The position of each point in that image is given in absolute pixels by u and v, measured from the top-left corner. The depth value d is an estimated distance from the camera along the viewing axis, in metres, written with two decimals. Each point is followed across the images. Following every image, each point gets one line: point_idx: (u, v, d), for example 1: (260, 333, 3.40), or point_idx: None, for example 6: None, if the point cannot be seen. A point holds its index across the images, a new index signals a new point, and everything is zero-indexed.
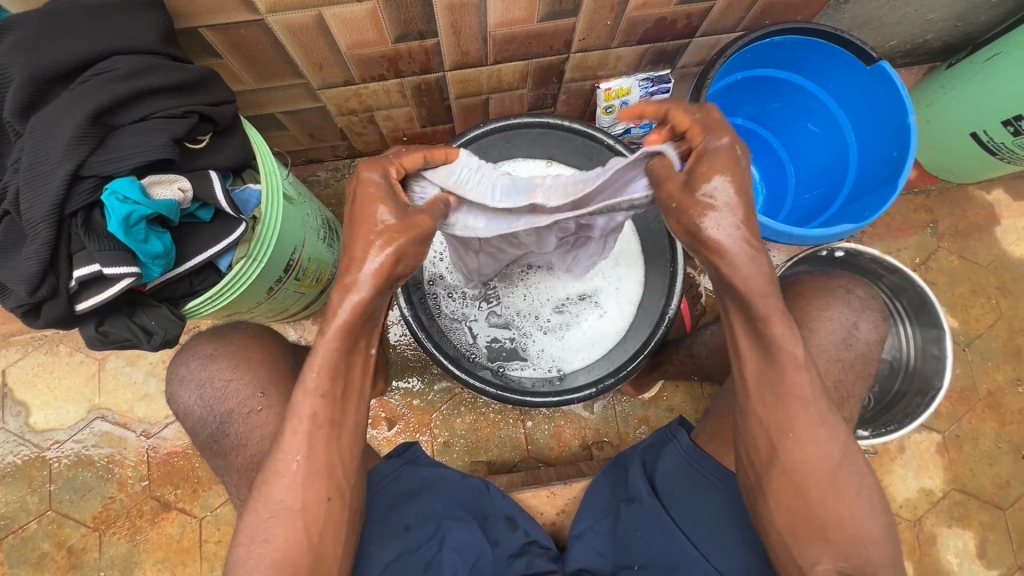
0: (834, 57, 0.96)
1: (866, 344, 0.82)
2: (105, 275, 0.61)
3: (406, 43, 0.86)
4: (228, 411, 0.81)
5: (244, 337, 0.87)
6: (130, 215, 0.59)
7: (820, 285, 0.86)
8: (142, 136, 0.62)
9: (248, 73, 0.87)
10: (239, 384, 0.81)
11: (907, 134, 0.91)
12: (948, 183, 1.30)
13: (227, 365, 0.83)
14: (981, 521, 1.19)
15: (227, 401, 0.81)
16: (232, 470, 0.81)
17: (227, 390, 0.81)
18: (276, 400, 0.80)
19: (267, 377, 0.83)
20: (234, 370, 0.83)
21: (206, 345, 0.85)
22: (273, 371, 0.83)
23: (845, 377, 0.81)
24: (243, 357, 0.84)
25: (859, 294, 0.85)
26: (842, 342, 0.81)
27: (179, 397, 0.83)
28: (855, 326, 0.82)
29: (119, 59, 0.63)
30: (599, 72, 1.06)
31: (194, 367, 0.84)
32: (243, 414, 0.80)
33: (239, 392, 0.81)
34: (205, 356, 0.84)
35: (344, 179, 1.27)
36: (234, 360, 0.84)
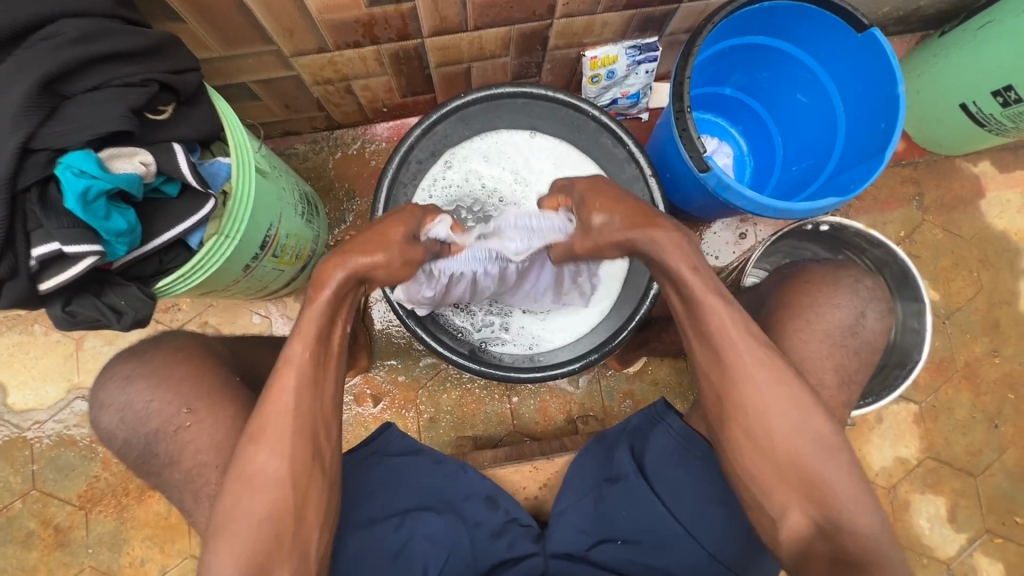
0: (824, 23, 0.92)
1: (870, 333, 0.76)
2: (65, 253, 0.58)
3: (381, 7, 0.82)
4: (154, 432, 0.74)
5: (166, 351, 0.80)
6: (87, 189, 0.56)
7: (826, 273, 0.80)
8: (96, 107, 0.58)
9: (215, 38, 0.83)
10: (159, 405, 0.74)
11: (895, 105, 0.88)
12: (936, 155, 1.30)
13: (145, 385, 0.75)
14: (952, 488, 1.23)
15: (147, 422, 0.74)
16: (170, 487, 0.74)
17: (148, 411, 0.74)
18: (201, 415, 0.73)
19: (193, 391, 0.75)
20: (155, 391, 0.75)
21: (124, 365, 0.78)
22: (199, 384, 0.76)
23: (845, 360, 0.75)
24: (163, 373, 0.76)
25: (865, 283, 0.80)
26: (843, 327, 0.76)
27: (101, 422, 0.76)
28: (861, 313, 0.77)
29: (66, 22, 0.58)
30: (584, 40, 1.03)
31: (112, 390, 0.76)
32: (169, 434, 0.73)
33: (163, 410, 0.74)
34: (123, 377, 0.77)
35: (323, 151, 1.24)
36: (151, 380, 0.76)
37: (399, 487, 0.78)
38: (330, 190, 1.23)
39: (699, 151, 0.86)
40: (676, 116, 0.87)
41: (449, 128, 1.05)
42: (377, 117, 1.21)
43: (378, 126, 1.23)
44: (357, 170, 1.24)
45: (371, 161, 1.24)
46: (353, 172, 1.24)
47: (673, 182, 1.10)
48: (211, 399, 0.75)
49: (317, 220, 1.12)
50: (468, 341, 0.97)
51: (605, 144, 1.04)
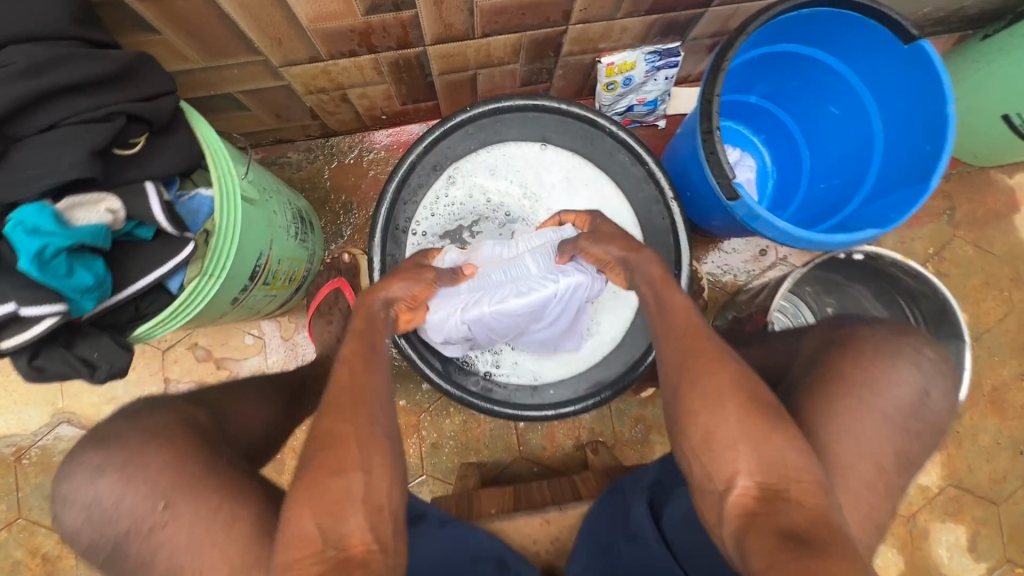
0: (867, 32, 0.83)
1: (936, 415, 0.57)
2: (23, 316, 0.52)
3: (378, 15, 0.73)
4: (126, 532, 0.58)
5: (140, 432, 0.62)
6: (43, 248, 0.49)
7: (881, 333, 0.61)
8: (53, 151, 0.51)
9: (196, 50, 0.75)
10: (133, 500, 0.58)
11: (943, 126, 0.80)
12: (970, 167, 1.22)
13: (117, 478, 0.59)
14: (974, 516, 1.19)
15: (120, 520, 0.58)
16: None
17: (121, 510, 0.58)
18: (188, 512, 0.58)
19: (174, 481, 0.59)
20: (128, 484, 0.59)
21: (92, 455, 0.61)
22: (181, 471, 0.60)
23: (910, 447, 0.57)
24: (138, 462, 0.59)
25: (931, 355, 0.59)
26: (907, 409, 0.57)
27: (64, 520, 0.60)
28: (925, 394, 0.57)
29: (15, 50, 0.50)
30: (601, 45, 0.95)
31: (79, 483, 0.59)
32: (142, 532, 0.58)
33: (135, 509, 0.58)
34: (91, 468, 0.60)
35: (318, 161, 1.16)
36: (124, 472, 0.59)
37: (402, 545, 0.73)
38: (326, 202, 1.15)
39: (729, 177, 0.78)
40: (703, 137, 0.79)
41: (453, 142, 0.97)
42: (375, 124, 1.12)
43: (376, 133, 1.15)
44: (355, 181, 1.16)
45: (369, 172, 1.16)
46: (350, 183, 1.16)
47: (694, 202, 1.03)
48: (207, 490, 0.60)
49: (313, 239, 1.05)
50: (476, 374, 0.96)
51: (621, 160, 0.96)
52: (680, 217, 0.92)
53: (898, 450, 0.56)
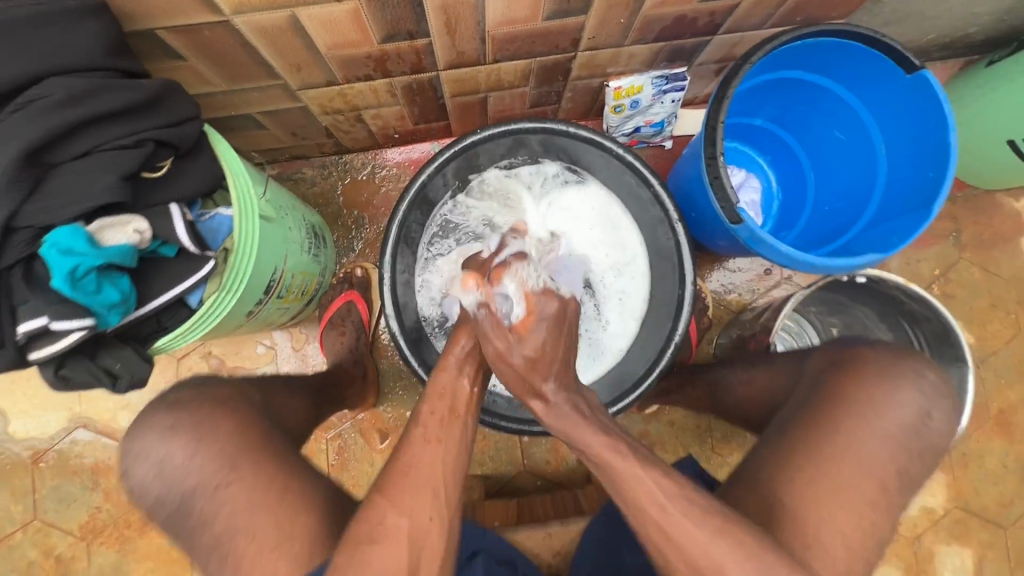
0: (870, 62, 0.85)
1: (939, 437, 0.61)
2: (53, 329, 0.54)
3: (394, 44, 0.77)
4: (191, 490, 0.63)
5: (216, 400, 0.68)
6: (75, 268, 0.51)
7: (883, 356, 0.64)
8: (87, 176, 0.53)
9: (219, 74, 0.78)
10: (204, 460, 0.64)
11: (946, 154, 0.81)
12: (976, 190, 1.24)
13: (185, 444, 0.64)
14: (980, 540, 1.19)
15: (188, 477, 0.63)
16: (199, 552, 0.63)
17: (185, 471, 0.63)
18: (245, 475, 0.64)
19: (240, 449, 0.65)
20: (195, 445, 0.64)
21: (164, 416, 0.66)
22: (246, 439, 0.66)
23: (912, 468, 0.60)
24: (205, 429, 0.65)
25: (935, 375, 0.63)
26: (909, 427, 0.60)
27: (134, 474, 0.64)
28: (927, 413, 0.61)
29: (55, 82, 0.53)
30: (609, 70, 0.97)
31: (152, 442, 0.65)
32: (206, 493, 0.63)
33: (202, 467, 0.64)
34: (163, 430, 0.65)
35: (332, 176, 1.19)
36: (197, 433, 0.65)
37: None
38: (338, 216, 1.18)
39: (731, 202, 0.81)
40: (707, 163, 0.81)
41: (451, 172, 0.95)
42: (388, 142, 1.16)
43: (389, 151, 1.18)
44: (368, 197, 1.19)
45: (381, 188, 1.19)
46: (362, 198, 1.19)
47: (699, 223, 1.05)
48: None
49: (324, 253, 1.07)
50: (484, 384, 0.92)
51: (628, 182, 0.96)
52: (684, 238, 0.91)
53: (896, 467, 0.59)
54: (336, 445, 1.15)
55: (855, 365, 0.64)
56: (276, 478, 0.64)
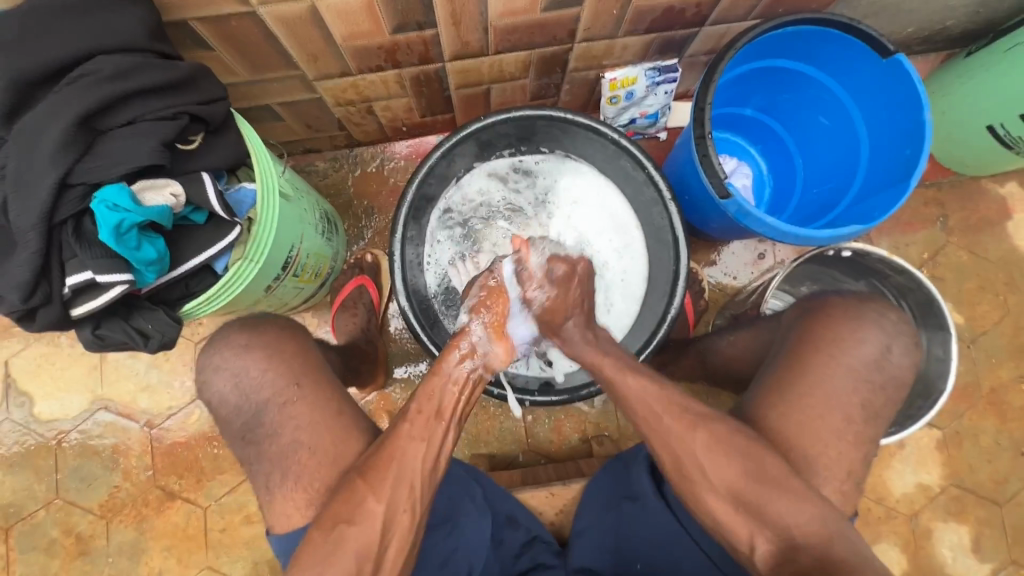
0: (848, 48, 0.91)
1: (900, 369, 0.67)
2: (97, 282, 0.59)
3: (404, 34, 0.83)
4: (265, 400, 0.70)
5: (280, 326, 0.77)
6: (120, 223, 0.58)
7: (847, 301, 0.71)
8: (131, 142, 0.60)
9: (242, 64, 0.84)
10: (276, 373, 0.71)
11: (922, 132, 0.87)
12: (961, 176, 1.28)
13: (262, 355, 0.72)
14: (977, 517, 1.21)
15: (263, 388, 0.71)
16: (263, 460, 0.70)
17: (263, 379, 0.71)
18: (312, 391, 0.71)
19: (305, 365, 0.73)
20: (270, 361, 0.72)
21: (239, 335, 0.74)
22: (309, 358, 0.74)
23: (875, 399, 0.66)
24: (276, 347, 0.73)
25: (894, 317, 0.70)
26: (870, 362, 0.67)
27: (212, 386, 0.72)
28: (887, 348, 0.67)
29: (104, 59, 0.59)
30: (604, 62, 1.04)
31: (229, 356, 0.73)
32: (278, 403, 0.70)
33: (275, 380, 0.71)
34: (240, 346, 0.73)
35: (343, 169, 1.25)
36: (269, 350, 0.73)
37: (442, 513, 0.75)
38: (348, 207, 1.24)
39: (720, 177, 0.86)
40: (697, 142, 0.87)
41: (456, 159, 1.00)
42: (396, 136, 1.22)
43: (397, 144, 1.25)
44: (377, 188, 1.24)
45: (389, 179, 1.25)
46: (371, 190, 1.24)
47: (693, 205, 1.09)
48: None
49: (337, 238, 1.12)
50: None
51: (624, 166, 0.99)
52: (677, 217, 0.93)
53: (860, 398, 0.66)
54: None
55: (823, 309, 0.71)
56: (296, 429, 0.69)
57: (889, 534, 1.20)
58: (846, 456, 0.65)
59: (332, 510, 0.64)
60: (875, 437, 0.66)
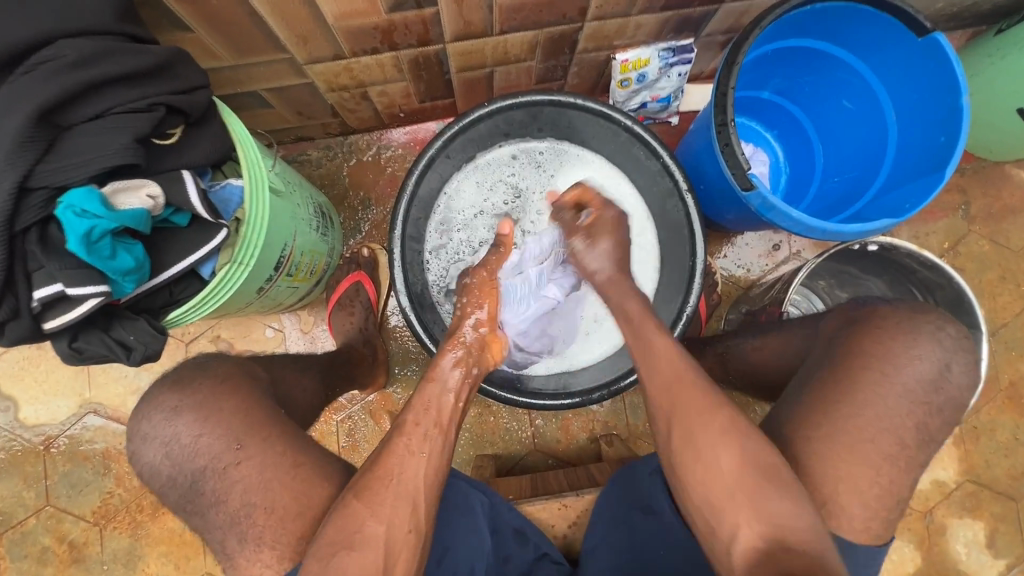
0: (880, 26, 0.84)
1: (958, 389, 0.63)
2: (69, 295, 0.54)
3: (401, 13, 0.76)
4: (201, 470, 0.62)
5: (218, 380, 0.67)
6: (91, 230, 0.52)
7: (900, 313, 0.67)
8: (100, 139, 0.53)
9: (225, 47, 0.77)
10: (211, 439, 0.63)
11: (958, 117, 0.81)
12: (984, 162, 1.23)
13: (192, 419, 0.64)
14: (992, 512, 1.18)
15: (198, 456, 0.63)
16: (213, 530, 0.62)
17: (196, 447, 0.63)
18: (254, 452, 0.63)
19: (245, 425, 0.64)
20: (204, 425, 0.64)
21: (169, 396, 0.65)
22: (250, 416, 0.65)
23: (914, 410, 0.62)
24: (211, 408, 0.64)
25: (949, 326, 0.64)
26: (912, 371, 0.62)
27: (142, 457, 0.64)
28: (947, 367, 0.63)
29: (66, 43, 0.53)
30: (615, 42, 0.97)
31: (157, 423, 0.64)
32: (217, 472, 0.62)
33: (210, 447, 0.63)
34: (168, 411, 0.64)
35: (337, 158, 1.18)
36: (201, 413, 0.64)
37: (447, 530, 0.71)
38: (344, 198, 1.18)
39: (742, 168, 0.80)
40: (718, 129, 0.81)
41: (455, 150, 0.93)
42: (393, 122, 1.15)
43: (394, 131, 1.18)
44: (373, 178, 1.18)
45: (386, 169, 1.18)
46: (367, 181, 1.18)
47: (709, 195, 1.03)
48: None
49: (332, 232, 1.06)
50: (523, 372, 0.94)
51: (637, 154, 0.93)
52: (694, 210, 0.89)
53: (914, 420, 0.62)
54: (346, 427, 1.15)
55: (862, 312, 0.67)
56: (290, 449, 0.64)
57: (902, 531, 1.18)
58: (884, 472, 0.60)
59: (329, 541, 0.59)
60: (917, 452, 0.62)
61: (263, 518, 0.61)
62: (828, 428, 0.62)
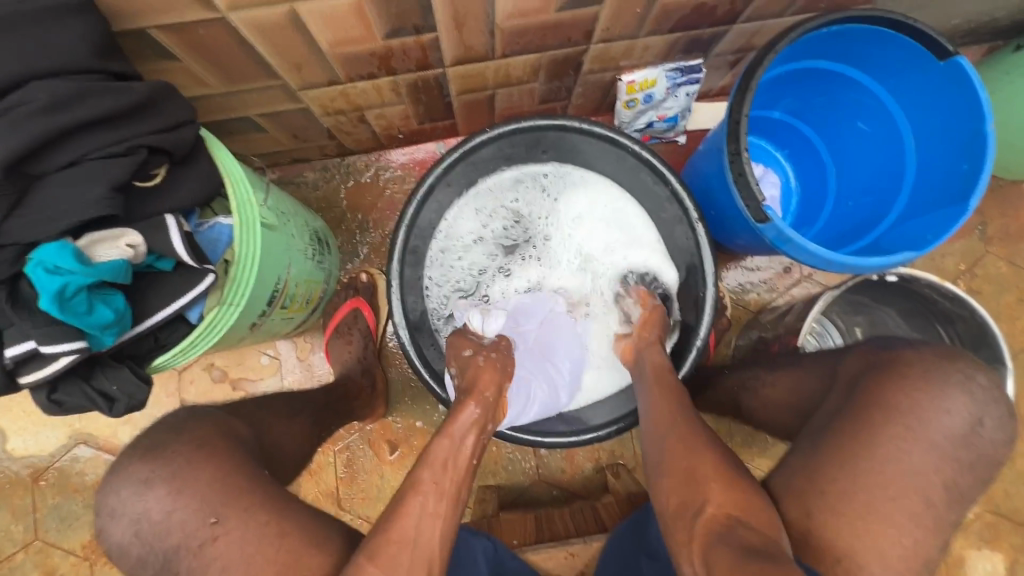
0: (899, 48, 0.81)
1: (991, 445, 0.60)
2: (42, 353, 0.51)
3: (399, 40, 0.73)
4: (174, 548, 0.59)
5: (192, 445, 0.62)
6: (64, 287, 0.49)
7: (926, 357, 0.62)
8: (75, 187, 0.50)
9: (216, 75, 0.74)
10: (183, 514, 0.59)
11: (983, 144, 0.77)
12: (1001, 181, 1.19)
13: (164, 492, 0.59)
14: (1012, 544, 1.14)
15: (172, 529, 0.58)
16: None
17: (168, 523, 0.59)
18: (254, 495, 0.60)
19: (222, 495, 0.60)
20: (176, 498, 0.59)
21: (139, 467, 0.61)
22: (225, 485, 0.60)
23: (944, 466, 0.58)
24: (184, 478, 0.60)
25: (978, 373, 0.61)
26: (940, 423, 0.58)
27: (110, 535, 0.60)
28: (978, 422, 0.60)
29: (38, 85, 0.49)
30: (622, 63, 0.93)
31: (127, 497, 0.60)
32: (192, 549, 0.58)
33: (184, 522, 0.59)
34: (138, 483, 0.60)
35: (334, 179, 1.15)
36: (174, 486, 0.60)
37: None
38: (341, 221, 1.14)
39: (757, 199, 0.77)
40: (730, 158, 0.77)
41: (454, 178, 0.90)
42: (392, 143, 1.12)
43: (393, 152, 1.14)
44: (372, 200, 1.14)
45: (385, 190, 1.14)
46: (365, 203, 1.14)
47: (719, 220, 1.00)
48: None
49: (329, 259, 1.02)
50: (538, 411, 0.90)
51: (643, 179, 0.90)
52: (704, 237, 0.85)
53: (941, 474, 0.58)
54: (344, 457, 1.12)
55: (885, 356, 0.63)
56: (281, 507, 0.60)
57: None
58: (911, 534, 0.57)
59: None
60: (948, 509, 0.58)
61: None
62: (856, 487, 0.58)
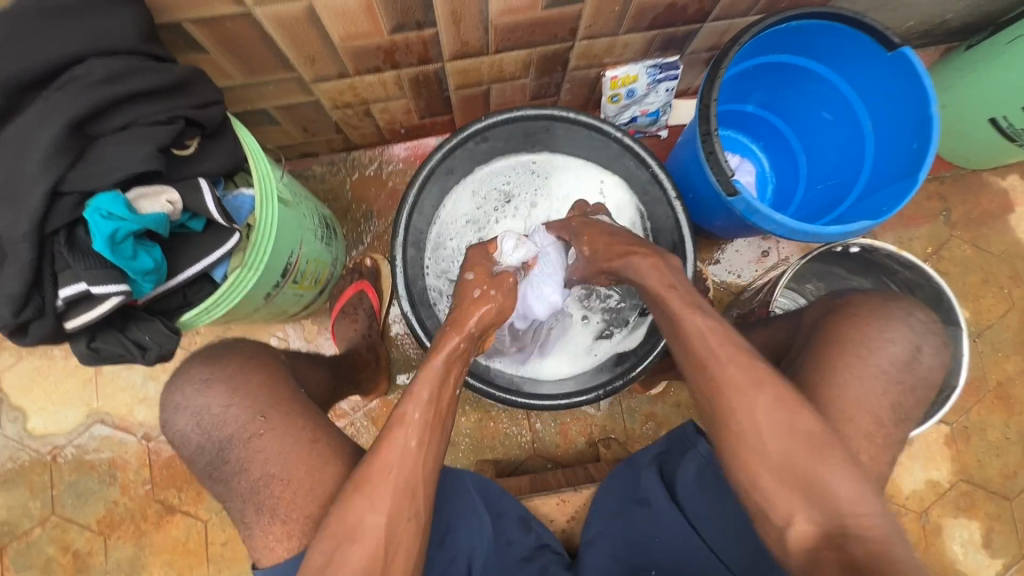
0: (853, 41, 0.90)
1: (933, 379, 0.67)
2: (92, 294, 0.58)
3: (403, 34, 0.82)
4: (229, 437, 0.66)
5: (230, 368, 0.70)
6: (115, 232, 0.56)
7: (879, 304, 0.70)
8: (125, 148, 0.58)
9: (238, 68, 0.83)
10: (238, 410, 0.67)
11: (929, 125, 0.86)
12: (961, 170, 1.28)
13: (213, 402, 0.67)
14: (986, 512, 1.20)
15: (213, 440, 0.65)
16: (236, 500, 0.66)
17: (226, 416, 0.67)
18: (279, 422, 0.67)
19: (267, 402, 0.68)
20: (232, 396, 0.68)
21: (199, 368, 0.70)
22: (263, 403, 0.67)
23: (892, 397, 0.65)
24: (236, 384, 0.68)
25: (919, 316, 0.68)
26: (885, 358, 0.66)
27: (174, 425, 0.69)
28: (919, 349, 0.67)
29: (94, 62, 0.57)
30: (605, 60, 1.02)
31: (188, 394, 0.69)
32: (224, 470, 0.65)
33: (238, 417, 0.67)
34: (198, 381, 0.69)
35: (340, 173, 1.23)
36: (231, 385, 0.68)
37: (449, 523, 0.73)
38: (347, 211, 1.22)
39: (727, 174, 0.85)
40: (702, 138, 0.86)
41: (453, 165, 0.98)
42: (394, 138, 1.20)
43: (396, 146, 1.23)
44: (375, 192, 1.22)
45: (388, 182, 1.23)
46: (369, 195, 1.22)
47: (698, 203, 1.08)
48: None
49: (335, 243, 1.10)
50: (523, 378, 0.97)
51: (627, 164, 0.98)
52: (682, 215, 0.92)
53: (891, 402, 0.65)
54: (349, 433, 1.17)
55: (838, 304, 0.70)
56: (296, 444, 0.66)
57: None
58: (870, 455, 0.63)
59: (335, 529, 0.61)
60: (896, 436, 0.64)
61: (280, 489, 0.65)
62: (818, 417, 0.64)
